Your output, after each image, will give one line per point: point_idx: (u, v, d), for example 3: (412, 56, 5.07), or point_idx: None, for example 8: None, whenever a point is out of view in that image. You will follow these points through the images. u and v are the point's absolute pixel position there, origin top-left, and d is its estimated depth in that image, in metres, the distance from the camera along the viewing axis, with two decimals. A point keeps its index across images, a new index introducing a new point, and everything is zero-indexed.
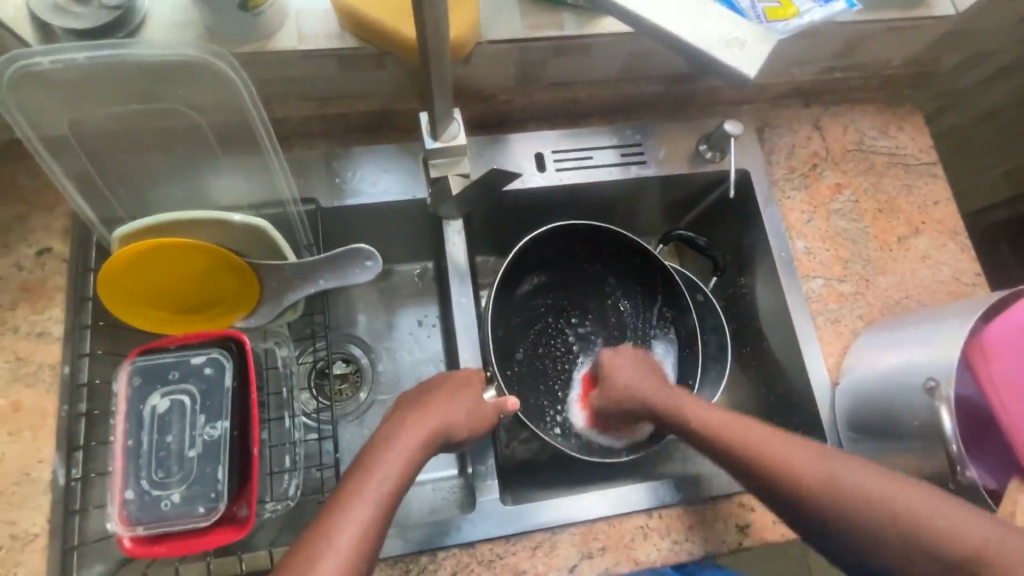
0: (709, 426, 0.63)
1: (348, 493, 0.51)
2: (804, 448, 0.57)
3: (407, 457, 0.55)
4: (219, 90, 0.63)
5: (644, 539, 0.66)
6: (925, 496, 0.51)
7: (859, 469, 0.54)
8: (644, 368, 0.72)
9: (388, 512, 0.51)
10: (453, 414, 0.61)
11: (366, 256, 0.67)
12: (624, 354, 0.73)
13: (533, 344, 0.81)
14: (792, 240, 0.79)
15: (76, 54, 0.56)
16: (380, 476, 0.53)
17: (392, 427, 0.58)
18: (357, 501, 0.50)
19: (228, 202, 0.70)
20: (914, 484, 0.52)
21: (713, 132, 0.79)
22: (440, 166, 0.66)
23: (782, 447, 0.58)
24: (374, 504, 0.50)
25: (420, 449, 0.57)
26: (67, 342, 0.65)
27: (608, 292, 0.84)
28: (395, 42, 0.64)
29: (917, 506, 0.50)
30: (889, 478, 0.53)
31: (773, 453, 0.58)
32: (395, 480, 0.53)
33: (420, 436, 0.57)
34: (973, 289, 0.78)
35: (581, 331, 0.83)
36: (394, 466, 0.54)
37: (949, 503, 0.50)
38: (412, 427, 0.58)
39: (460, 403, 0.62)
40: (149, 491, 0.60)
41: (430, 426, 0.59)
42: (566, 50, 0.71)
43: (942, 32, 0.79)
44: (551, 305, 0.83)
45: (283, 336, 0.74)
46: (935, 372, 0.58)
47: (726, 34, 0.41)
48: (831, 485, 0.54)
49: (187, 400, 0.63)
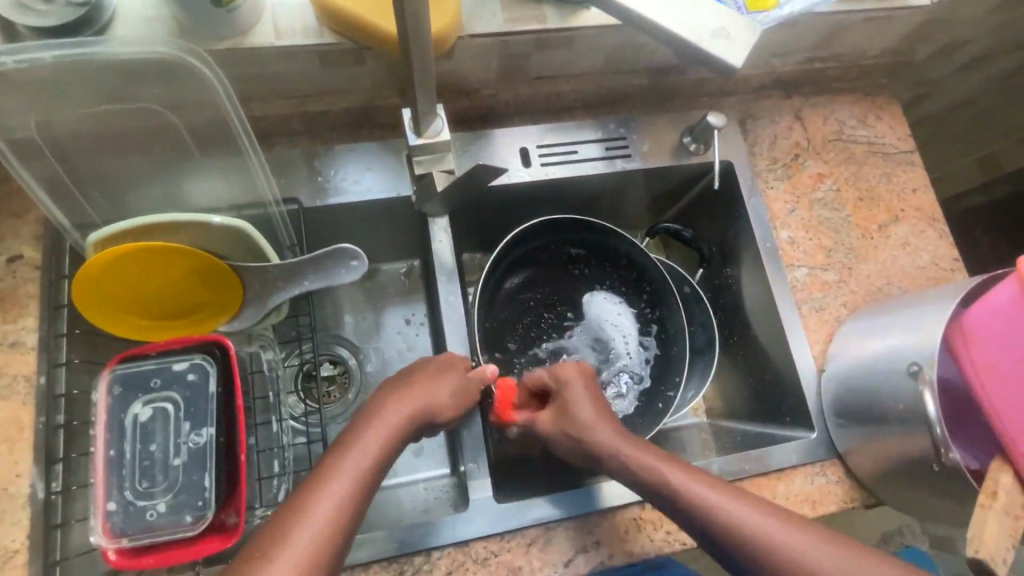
0: (656, 473, 0.58)
1: (327, 469, 0.52)
2: (726, 495, 0.55)
3: (388, 433, 0.56)
4: (194, 86, 0.61)
5: (638, 530, 0.67)
6: (734, 502, 0.54)
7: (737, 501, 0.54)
8: (595, 397, 0.66)
9: (367, 491, 0.52)
10: (437, 396, 0.61)
11: (352, 256, 0.66)
12: (566, 379, 0.66)
13: (524, 338, 0.80)
14: (776, 230, 0.80)
15: (43, 54, 0.54)
16: (358, 453, 0.54)
17: (374, 405, 0.59)
18: (334, 477, 0.51)
19: (208, 204, 0.69)
20: (733, 491, 0.56)
21: (696, 124, 0.79)
22: (425, 163, 0.66)
23: (718, 494, 0.55)
24: (352, 481, 0.51)
25: (401, 426, 0.58)
26: (42, 353, 0.62)
27: (598, 285, 0.83)
28: (374, 37, 0.62)
29: (742, 521, 0.53)
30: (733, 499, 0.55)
31: (699, 497, 0.55)
32: (374, 456, 0.54)
33: (402, 414, 0.58)
34: (952, 274, 0.80)
35: (573, 324, 0.82)
36: (372, 444, 0.55)
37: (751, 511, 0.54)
38: (394, 405, 0.59)
39: (444, 384, 0.62)
40: (133, 502, 0.59)
41: (413, 407, 0.59)
42: (549, 43, 0.70)
43: (918, 22, 0.80)
44: (540, 300, 0.82)
45: (268, 339, 0.73)
46: (920, 356, 0.60)
47: (713, 24, 0.41)
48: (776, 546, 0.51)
49: (171, 408, 0.62)
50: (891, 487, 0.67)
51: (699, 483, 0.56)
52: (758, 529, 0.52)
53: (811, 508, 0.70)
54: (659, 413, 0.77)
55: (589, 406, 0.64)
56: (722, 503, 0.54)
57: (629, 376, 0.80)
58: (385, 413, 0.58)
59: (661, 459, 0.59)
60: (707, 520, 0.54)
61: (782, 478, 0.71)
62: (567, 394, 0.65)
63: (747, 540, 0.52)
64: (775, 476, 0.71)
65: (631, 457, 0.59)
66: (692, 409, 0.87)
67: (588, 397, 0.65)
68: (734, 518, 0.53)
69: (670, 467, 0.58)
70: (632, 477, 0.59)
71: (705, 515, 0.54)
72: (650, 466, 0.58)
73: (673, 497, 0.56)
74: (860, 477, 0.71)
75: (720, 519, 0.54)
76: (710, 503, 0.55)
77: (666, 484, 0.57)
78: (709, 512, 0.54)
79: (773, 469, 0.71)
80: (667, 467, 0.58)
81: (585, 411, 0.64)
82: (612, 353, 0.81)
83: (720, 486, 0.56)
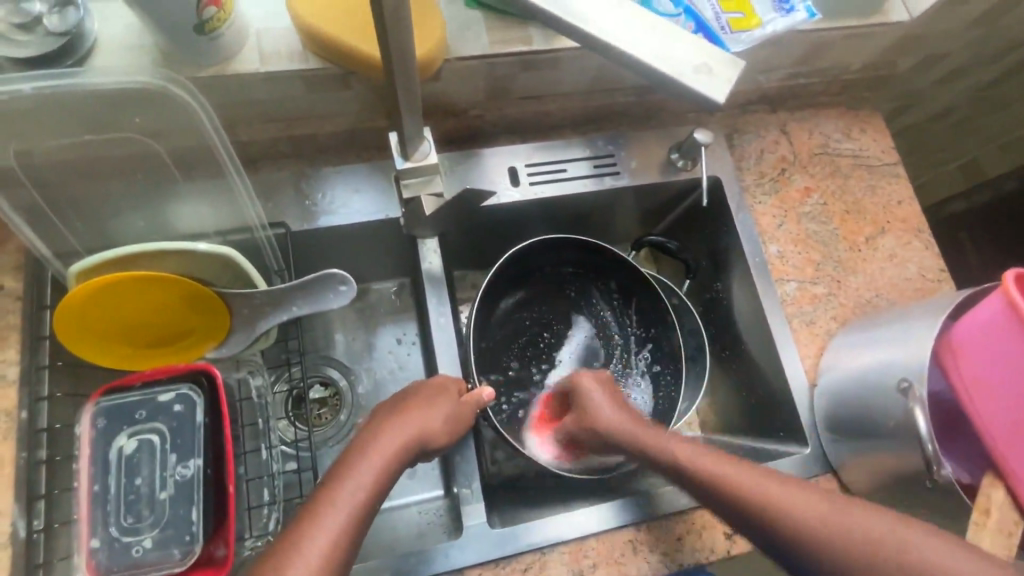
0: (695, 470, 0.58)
1: (321, 502, 0.50)
2: (758, 477, 0.55)
3: (384, 462, 0.55)
4: (177, 114, 0.60)
5: (633, 553, 0.66)
6: (772, 485, 0.54)
7: (776, 484, 0.54)
8: (616, 398, 0.69)
9: (361, 524, 0.51)
10: (432, 423, 0.60)
11: (341, 280, 0.66)
12: (586, 381, 0.70)
13: (522, 359, 0.81)
14: (765, 245, 0.80)
15: (22, 85, 0.53)
16: (353, 485, 0.52)
17: (368, 435, 0.58)
18: (329, 512, 0.50)
19: (193, 230, 0.68)
20: (762, 472, 0.56)
21: (683, 141, 0.80)
22: (413, 186, 0.65)
23: (766, 486, 0.54)
24: (345, 515, 0.50)
25: (397, 455, 0.57)
26: (24, 385, 0.61)
27: (592, 303, 0.83)
28: (359, 62, 0.62)
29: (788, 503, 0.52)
30: (773, 485, 0.54)
31: (748, 496, 0.54)
32: (369, 489, 0.53)
33: (397, 442, 0.57)
34: (939, 285, 0.80)
35: (570, 342, 0.82)
36: (367, 476, 0.53)
37: (788, 491, 0.53)
38: (390, 434, 0.58)
39: (439, 410, 0.61)
40: (119, 538, 0.58)
41: (408, 435, 0.58)
42: (535, 64, 0.70)
43: (899, 37, 0.81)
44: (536, 319, 0.82)
45: (257, 364, 0.72)
46: (908, 373, 0.60)
47: (693, 59, 0.40)
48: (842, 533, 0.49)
49: (156, 439, 0.61)
50: (886, 501, 0.67)
51: (743, 477, 0.55)
52: (809, 515, 0.51)
53: None
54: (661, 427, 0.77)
55: (611, 404, 0.68)
56: (756, 487, 0.54)
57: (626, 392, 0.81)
58: (380, 444, 0.57)
59: (689, 450, 0.59)
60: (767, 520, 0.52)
61: None
62: (591, 394, 0.69)
63: (807, 527, 0.50)
64: None
65: (653, 447, 0.62)
66: (687, 423, 0.87)
67: (606, 399, 0.68)
68: (783, 508, 0.52)
69: (705, 461, 0.58)
70: (672, 474, 0.60)
71: (757, 505, 0.53)
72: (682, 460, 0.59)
73: (716, 491, 0.56)
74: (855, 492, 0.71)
75: (775, 512, 0.52)
76: (758, 493, 0.54)
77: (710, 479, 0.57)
78: (757, 498, 0.53)
79: None
80: (700, 460, 0.58)
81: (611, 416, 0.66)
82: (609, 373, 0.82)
83: (760, 474, 0.55)
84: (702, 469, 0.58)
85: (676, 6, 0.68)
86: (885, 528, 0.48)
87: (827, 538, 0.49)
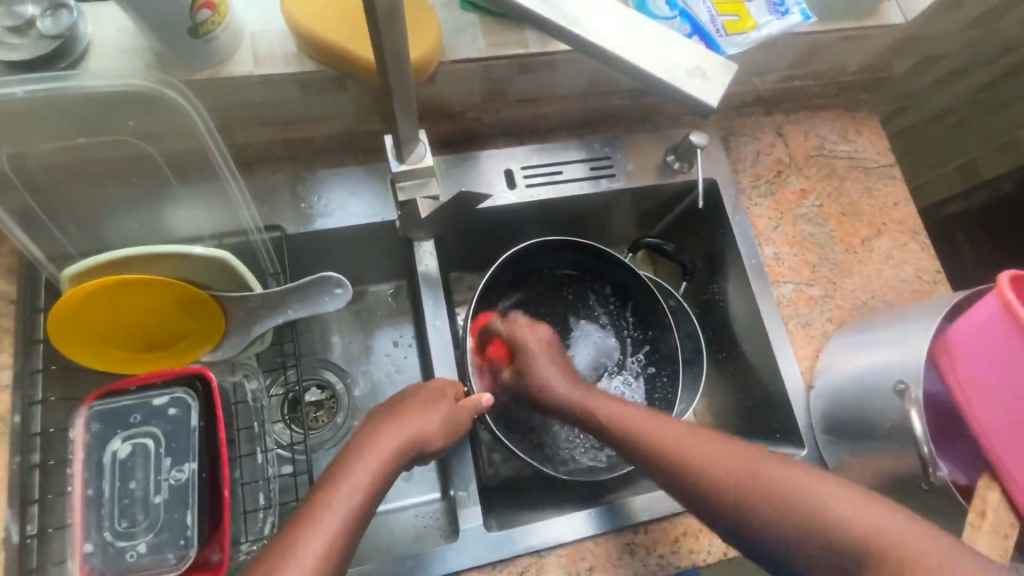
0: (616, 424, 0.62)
1: (316, 504, 0.50)
2: (674, 429, 0.58)
3: (380, 465, 0.55)
4: (172, 117, 0.60)
5: (631, 555, 0.66)
6: (688, 435, 0.57)
7: (693, 436, 0.57)
8: (557, 356, 0.72)
9: (356, 527, 0.50)
10: (427, 426, 0.60)
11: (336, 283, 0.65)
12: (526, 334, 0.72)
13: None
14: (761, 247, 0.80)
15: (15, 88, 0.53)
16: (349, 487, 0.52)
17: (365, 437, 0.58)
18: (324, 514, 0.49)
19: (188, 233, 0.67)
20: (681, 424, 0.59)
21: (679, 143, 0.80)
22: (408, 189, 0.64)
23: (673, 436, 0.58)
24: (341, 517, 0.50)
25: (393, 458, 0.56)
26: (17, 390, 0.60)
27: (588, 308, 0.83)
28: (355, 65, 0.62)
29: (698, 454, 0.55)
30: (688, 437, 0.57)
31: (651, 441, 0.58)
32: (365, 491, 0.52)
33: (393, 445, 0.57)
34: (935, 287, 0.81)
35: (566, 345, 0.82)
36: (363, 478, 0.53)
37: (702, 441, 0.56)
38: (387, 437, 0.58)
39: (436, 413, 0.61)
40: (113, 543, 0.57)
41: (404, 438, 0.58)
42: (531, 67, 0.70)
43: (894, 39, 0.81)
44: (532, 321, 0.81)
45: (253, 367, 0.72)
46: (905, 374, 0.60)
47: (688, 64, 0.40)
48: (734, 476, 0.53)
49: (151, 443, 0.61)
50: None
51: (651, 425, 0.60)
52: (721, 466, 0.54)
53: None
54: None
55: (545, 359, 0.70)
56: (669, 437, 0.58)
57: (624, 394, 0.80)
58: (376, 446, 0.57)
59: (611, 410, 0.64)
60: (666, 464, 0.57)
61: None
62: (527, 348, 0.71)
63: (715, 475, 0.53)
64: None
65: (580, 403, 0.66)
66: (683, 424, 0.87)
67: (543, 354, 0.71)
68: (692, 459, 0.55)
69: (623, 417, 0.62)
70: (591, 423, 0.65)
71: (667, 454, 0.57)
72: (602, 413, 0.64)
73: (626, 436, 0.61)
74: None
75: (674, 456, 0.56)
76: (665, 440, 0.58)
77: (627, 433, 0.61)
78: (667, 447, 0.57)
79: None
80: (620, 418, 0.63)
81: (543, 371, 0.69)
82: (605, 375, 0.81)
83: (676, 427, 0.59)
84: (617, 419, 0.62)
85: (671, 8, 0.68)
86: (802, 482, 0.49)
87: (735, 488, 0.52)
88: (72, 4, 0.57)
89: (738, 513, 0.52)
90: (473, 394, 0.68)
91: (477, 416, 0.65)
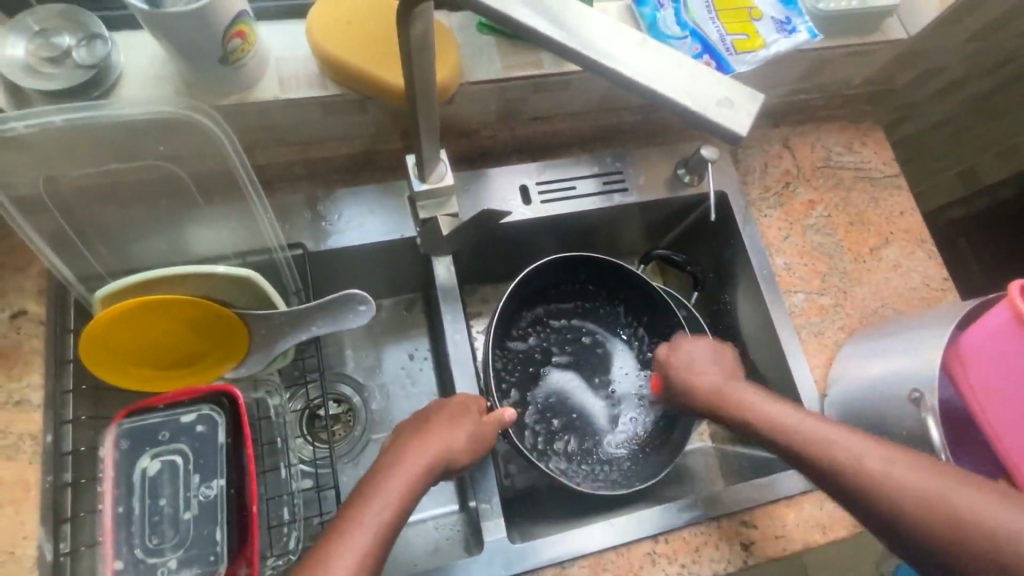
0: (773, 423, 0.61)
1: (347, 520, 0.52)
2: (853, 442, 0.55)
3: (409, 481, 0.56)
4: (201, 141, 0.62)
5: (652, 565, 0.67)
6: (858, 443, 0.55)
7: (870, 451, 0.54)
8: (717, 366, 0.70)
9: (387, 543, 0.52)
10: (454, 441, 0.61)
11: (360, 300, 0.67)
12: (687, 343, 0.73)
13: (544, 372, 0.82)
14: (772, 257, 0.81)
15: (53, 117, 0.55)
16: (379, 504, 0.53)
17: (393, 453, 0.59)
18: (355, 531, 0.51)
19: (213, 253, 0.69)
20: (857, 433, 0.56)
21: (690, 157, 0.82)
22: (430, 207, 0.66)
23: (846, 442, 0.55)
24: (371, 534, 0.51)
25: (422, 475, 0.57)
26: (48, 410, 0.61)
27: (613, 324, 0.85)
28: (377, 89, 0.64)
29: (879, 468, 0.52)
30: (862, 449, 0.54)
31: (827, 451, 0.56)
32: (395, 508, 0.53)
33: (422, 462, 0.58)
34: (944, 294, 0.82)
35: (589, 360, 0.83)
36: (393, 494, 0.54)
37: (876, 450, 0.54)
38: (413, 456, 0.58)
39: (462, 428, 0.62)
40: (143, 560, 0.58)
41: (431, 453, 0.59)
42: (545, 87, 0.72)
43: (898, 52, 0.83)
44: (555, 337, 0.83)
45: (275, 384, 0.73)
46: (920, 383, 0.61)
47: (717, 94, 0.41)
48: (919, 492, 0.50)
49: (180, 460, 0.61)
50: None
51: (825, 432, 0.57)
52: (907, 483, 0.51)
53: (822, 534, 0.70)
54: (669, 453, 0.78)
55: (702, 366, 0.70)
56: (838, 448, 0.55)
57: (645, 408, 0.82)
58: (405, 462, 0.57)
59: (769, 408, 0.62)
60: (854, 477, 0.53)
61: (792, 505, 0.71)
62: (683, 357, 0.72)
63: (895, 492, 0.51)
64: (786, 503, 0.71)
65: (732, 403, 0.65)
66: (697, 433, 0.87)
67: (701, 364, 0.71)
68: (869, 473, 0.53)
69: (787, 417, 0.61)
70: (751, 425, 0.63)
71: (837, 463, 0.55)
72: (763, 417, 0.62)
73: (797, 444, 0.58)
74: None
75: (864, 471, 0.53)
76: (844, 449, 0.55)
77: (791, 433, 0.59)
78: (837, 458, 0.55)
79: (783, 496, 0.71)
80: (781, 416, 0.61)
81: (695, 375, 0.70)
82: (627, 388, 0.83)
83: (851, 436, 0.56)
84: (786, 426, 0.60)
85: (682, 28, 0.71)
86: (987, 502, 0.48)
87: (918, 507, 0.49)
88: (106, 35, 0.59)
89: (918, 530, 0.49)
90: (495, 409, 0.69)
91: (501, 431, 0.66)
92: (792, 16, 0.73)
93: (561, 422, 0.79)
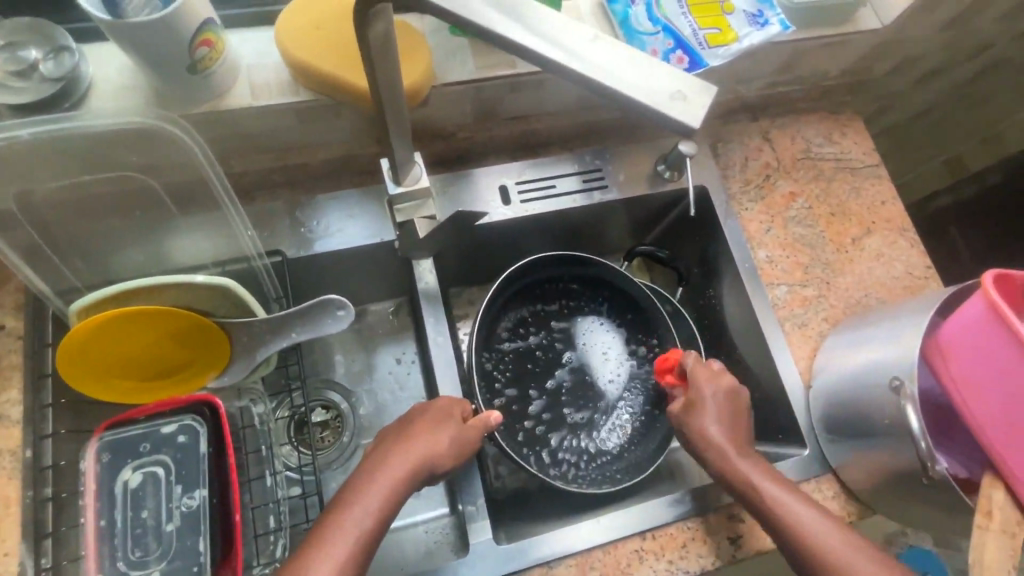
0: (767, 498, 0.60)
1: (330, 524, 0.51)
2: (837, 538, 0.55)
3: (392, 485, 0.56)
4: (173, 150, 0.62)
5: (640, 562, 0.66)
6: (842, 540, 0.55)
7: (851, 552, 0.54)
8: (728, 412, 0.67)
9: (370, 546, 0.52)
10: (439, 446, 0.61)
11: (338, 305, 0.67)
12: (706, 381, 0.69)
13: (544, 368, 0.81)
14: (754, 250, 0.81)
15: (20, 130, 0.55)
16: (362, 508, 0.53)
17: (379, 455, 0.59)
18: (338, 535, 0.51)
19: (192, 262, 0.68)
20: (844, 528, 0.56)
21: (668, 153, 0.82)
22: (406, 210, 0.66)
23: (831, 538, 0.55)
24: (353, 539, 0.51)
25: (408, 477, 0.57)
26: (28, 424, 0.61)
27: (604, 317, 0.84)
28: (347, 93, 0.63)
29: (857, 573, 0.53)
30: (846, 548, 0.54)
31: (809, 536, 0.56)
32: (378, 514, 0.53)
33: (408, 464, 0.58)
34: (927, 283, 0.82)
35: (588, 356, 0.82)
36: (376, 497, 0.54)
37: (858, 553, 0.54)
38: (398, 457, 0.58)
39: (445, 434, 0.62)
40: (126, 573, 0.58)
41: (417, 457, 0.59)
42: (519, 86, 0.72)
43: (873, 43, 0.83)
44: (549, 330, 0.82)
45: (259, 393, 0.72)
46: (900, 371, 0.61)
47: (668, 87, 0.40)
48: None
49: (161, 471, 0.61)
50: (889, 497, 0.68)
51: (814, 518, 0.57)
52: None
53: None
54: (660, 445, 0.79)
55: (715, 412, 0.67)
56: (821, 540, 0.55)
57: (639, 398, 0.82)
58: (391, 465, 0.57)
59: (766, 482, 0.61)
60: (827, 567, 0.54)
61: None
62: (700, 390, 0.68)
63: None
64: None
65: (734, 466, 0.63)
66: None
67: (713, 409, 0.67)
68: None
69: (780, 496, 0.59)
70: (743, 493, 0.62)
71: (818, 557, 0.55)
72: (760, 486, 0.60)
73: (781, 521, 0.58)
74: (855, 490, 0.72)
75: (838, 569, 0.53)
76: (824, 541, 0.55)
77: (779, 513, 0.58)
78: (818, 551, 0.55)
79: None
80: (774, 492, 0.60)
81: (707, 422, 0.66)
82: (623, 377, 0.82)
83: (835, 533, 0.56)
84: (779, 501, 0.59)
85: (654, 24, 0.71)
86: None
87: None
88: (74, 46, 0.59)
89: None
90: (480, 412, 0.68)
91: (486, 435, 0.66)
92: (764, 8, 0.74)
93: (558, 418, 0.79)
